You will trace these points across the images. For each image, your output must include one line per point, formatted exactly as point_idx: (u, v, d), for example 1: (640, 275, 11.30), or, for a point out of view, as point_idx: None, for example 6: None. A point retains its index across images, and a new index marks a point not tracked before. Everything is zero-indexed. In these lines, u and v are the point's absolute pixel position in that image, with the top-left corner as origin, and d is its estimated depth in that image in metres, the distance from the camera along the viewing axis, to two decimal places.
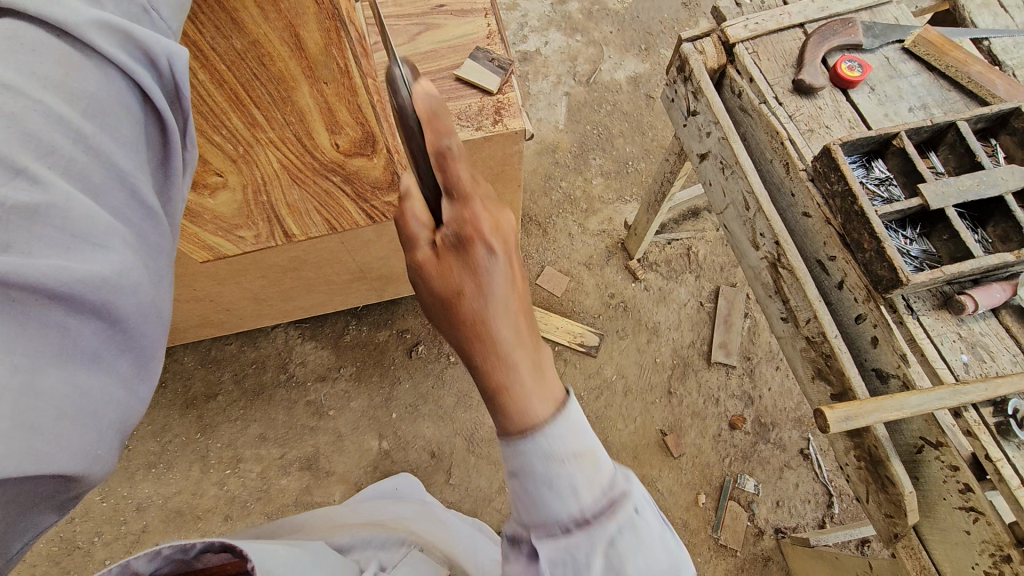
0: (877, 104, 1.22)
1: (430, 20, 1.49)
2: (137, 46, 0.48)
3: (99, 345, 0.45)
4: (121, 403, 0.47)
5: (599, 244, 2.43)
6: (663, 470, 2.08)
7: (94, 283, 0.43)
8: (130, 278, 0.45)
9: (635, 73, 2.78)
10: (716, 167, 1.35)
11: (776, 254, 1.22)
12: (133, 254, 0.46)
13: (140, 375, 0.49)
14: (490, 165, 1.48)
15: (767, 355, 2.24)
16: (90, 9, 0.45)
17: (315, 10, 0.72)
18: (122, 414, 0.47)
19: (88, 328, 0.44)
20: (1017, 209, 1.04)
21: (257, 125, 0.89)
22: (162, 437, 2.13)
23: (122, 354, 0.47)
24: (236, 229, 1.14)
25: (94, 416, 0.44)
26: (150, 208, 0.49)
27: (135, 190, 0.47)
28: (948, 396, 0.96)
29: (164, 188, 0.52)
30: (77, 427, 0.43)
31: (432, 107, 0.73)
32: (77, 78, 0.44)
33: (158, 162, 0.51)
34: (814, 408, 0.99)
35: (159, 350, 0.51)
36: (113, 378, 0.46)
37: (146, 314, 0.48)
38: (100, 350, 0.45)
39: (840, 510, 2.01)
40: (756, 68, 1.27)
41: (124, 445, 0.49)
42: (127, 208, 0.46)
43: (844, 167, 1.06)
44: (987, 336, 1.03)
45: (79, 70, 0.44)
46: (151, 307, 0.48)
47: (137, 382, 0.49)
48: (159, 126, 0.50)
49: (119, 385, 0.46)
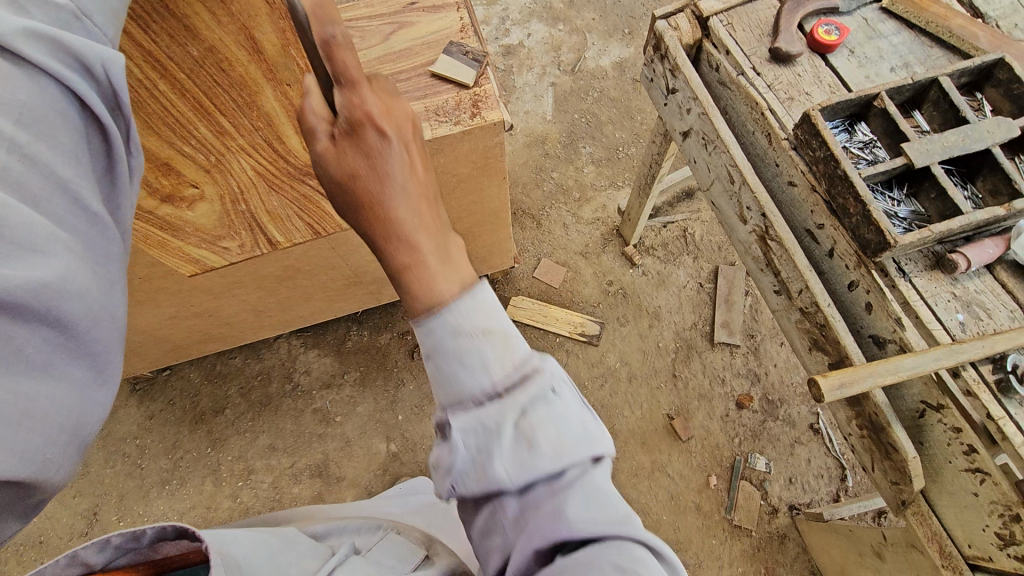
0: (857, 67, 1.20)
1: (403, 19, 1.48)
2: (69, 54, 0.52)
3: (46, 350, 0.50)
4: (75, 401, 0.52)
5: (594, 233, 2.41)
6: (673, 454, 2.07)
7: (33, 291, 0.47)
8: (73, 282, 0.50)
9: (620, 58, 2.75)
10: (699, 143, 1.33)
11: (764, 226, 1.20)
12: (76, 259, 0.51)
13: (94, 374, 0.54)
14: (472, 158, 1.47)
15: (771, 332, 2.22)
16: (18, 19, 0.49)
17: (267, 11, 0.72)
18: (79, 412, 0.53)
19: (36, 336, 0.49)
20: (1005, 161, 1.01)
21: (225, 133, 0.89)
22: (173, 454, 2.15)
23: (78, 358, 0.53)
24: (220, 240, 1.15)
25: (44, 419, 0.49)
26: (94, 214, 0.54)
27: (76, 198, 0.52)
28: (944, 356, 0.94)
29: (110, 192, 0.57)
30: (26, 431, 0.48)
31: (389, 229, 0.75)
32: (9, 86, 0.48)
33: (102, 168, 0.56)
34: (808, 378, 0.98)
35: (114, 350, 0.56)
36: (64, 385, 0.51)
37: (97, 316, 0.53)
38: (47, 355, 0.50)
39: (855, 483, 1.99)
40: (732, 40, 1.25)
41: (84, 441, 0.55)
42: (70, 215, 0.51)
43: (825, 132, 1.05)
44: (982, 293, 1.01)
45: (11, 80, 0.48)
46: (101, 312, 0.54)
47: (91, 380, 0.54)
48: (101, 132, 0.55)
49: (69, 386, 0.52)
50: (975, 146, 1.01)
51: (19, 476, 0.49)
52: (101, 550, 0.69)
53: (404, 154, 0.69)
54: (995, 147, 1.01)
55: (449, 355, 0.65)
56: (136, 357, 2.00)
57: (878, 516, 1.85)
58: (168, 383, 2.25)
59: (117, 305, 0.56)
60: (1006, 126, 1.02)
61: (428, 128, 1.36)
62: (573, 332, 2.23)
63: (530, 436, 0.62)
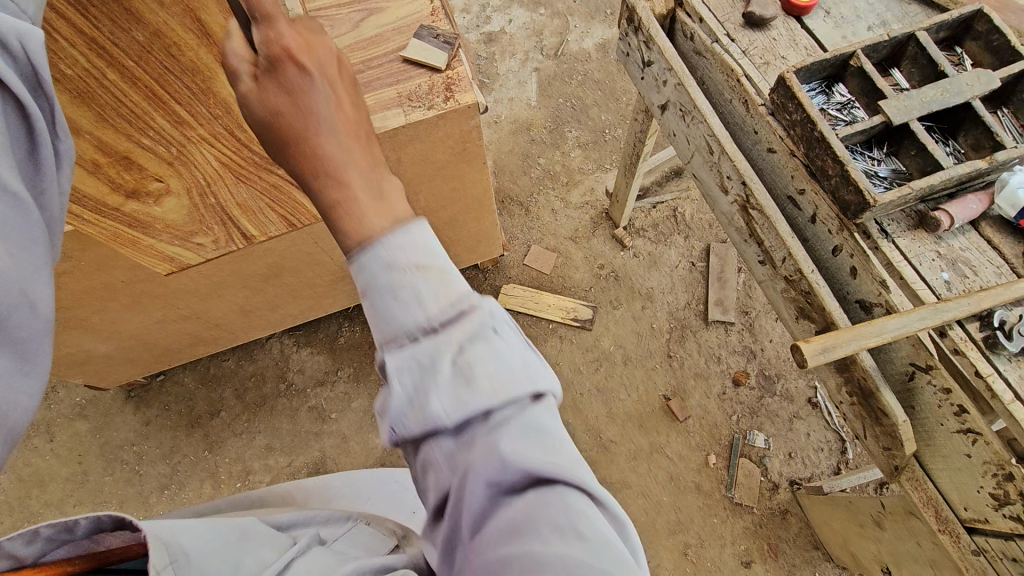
0: (834, 28, 1.17)
1: (371, 6, 1.45)
2: None
3: None
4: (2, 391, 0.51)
5: (584, 217, 2.39)
6: (671, 435, 2.05)
7: None
8: None
9: (603, 39, 2.71)
10: (677, 116, 1.31)
11: (745, 196, 1.18)
12: None
13: (21, 362, 0.53)
14: (449, 143, 1.45)
15: (766, 308, 2.19)
16: None
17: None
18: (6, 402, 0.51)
19: None
20: (986, 114, 0.98)
21: (184, 122, 0.87)
22: (170, 458, 2.15)
23: (1, 346, 0.51)
24: (193, 236, 1.13)
25: None
26: (16, 199, 0.52)
27: None
28: (929, 315, 0.92)
29: (35, 179, 0.56)
30: None
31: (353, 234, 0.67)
32: None
33: (25, 155, 0.55)
34: (790, 344, 0.95)
35: (41, 338, 0.55)
36: None
37: (18, 302, 0.52)
38: None
39: (855, 455, 1.97)
40: (705, 7, 1.22)
41: (14, 433, 0.53)
42: None
43: (800, 94, 1.02)
44: (968, 251, 0.99)
45: None
46: (24, 297, 0.52)
47: (18, 367, 0.53)
48: (21, 116, 0.54)
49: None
50: (955, 99, 0.98)
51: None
52: (30, 543, 0.68)
53: (337, 96, 0.65)
54: (975, 99, 0.99)
55: (440, 364, 0.57)
56: (127, 363, 1.99)
57: (879, 487, 1.83)
58: (162, 389, 2.24)
59: (41, 296, 0.54)
60: (987, 77, 0.99)
61: (401, 114, 1.33)
62: (565, 317, 2.22)
63: (466, 372, 0.57)
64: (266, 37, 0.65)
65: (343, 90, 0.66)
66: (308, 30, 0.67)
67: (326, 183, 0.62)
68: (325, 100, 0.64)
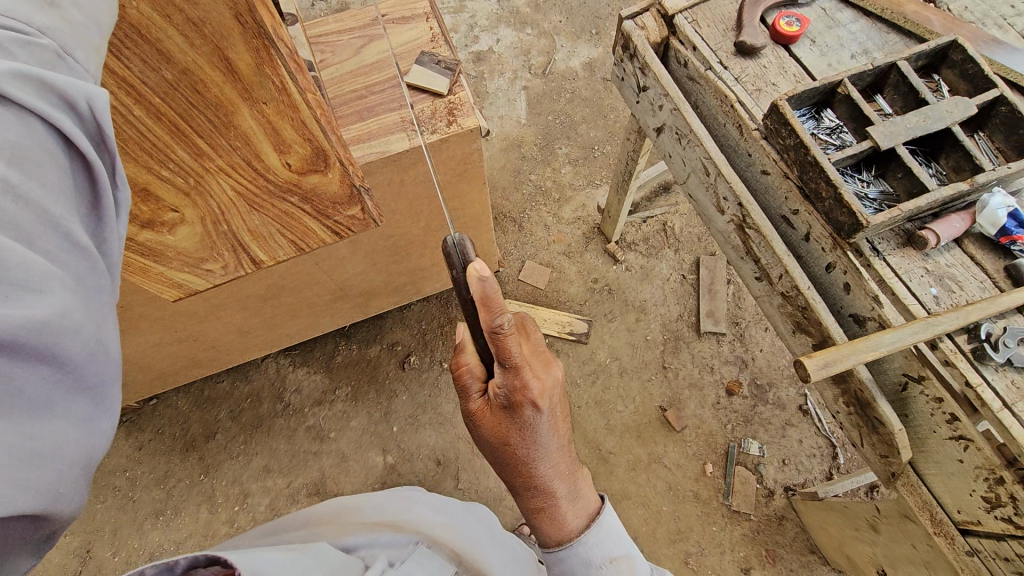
0: (819, 55, 1.24)
1: (371, 32, 1.48)
2: (56, 94, 0.52)
3: (49, 388, 0.49)
4: (81, 438, 0.52)
5: (576, 232, 2.43)
6: (668, 445, 2.09)
7: (33, 327, 0.47)
8: (71, 318, 0.50)
9: (589, 58, 2.78)
10: (673, 138, 1.36)
11: (741, 215, 1.23)
12: (70, 294, 0.51)
13: (98, 408, 0.53)
14: (451, 165, 1.48)
15: (755, 318, 2.26)
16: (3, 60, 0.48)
17: (240, 30, 0.72)
18: (85, 446, 0.52)
19: (36, 371, 0.48)
20: (965, 138, 1.05)
21: (203, 155, 0.88)
22: (166, 483, 2.12)
23: (77, 394, 0.52)
24: (203, 262, 1.13)
25: (54, 451, 0.49)
26: (84, 248, 0.53)
27: (68, 233, 0.52)
28: (922, 330, 0.97)
29: (99, 231, 0.56)
30: (38, 469, 0.47)
31: (485, 294, 0.86)
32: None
33: (88, 208, 0.55)
34: (794, 359, 1.00)
35: (113, 386, 0.55)
36: (67, 419, 0.50)
37: (93, 349, 0.52)
38: (50, 393, 0.49)
39: (846, 459, 2.03)
40: (698, 36, 1.28)
41: (88, 479, 0.54)
42: (62, 251, 0.51)
43: (793, 121, 1.08)
44: (953, 267, 1.05)
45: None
46: (98, 344, 0.53)
47: (94, 416, 0.53)
48: (85, 169, 0.55)
49: (75, 421, 0.51)
50: (937, 124, 1.04)
51: (33, 510, 0.48)
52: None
53: (550, 423, 0.98)
54: (954, 124, 1.05)
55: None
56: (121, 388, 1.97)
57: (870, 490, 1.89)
58: (156, 412, 2.22)
59: (112, 341, 0.55)
60: (963, 104, 1.06)
61: (405, 138, 1.36)
62: (561, 331, 2.25)
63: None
64: (511, 386, 0.93)
65: (557, 411, 1.00)
66: (535, 368, 0.97)
67: (523, 451, 1.01)
68: (541, 438, 0.99)
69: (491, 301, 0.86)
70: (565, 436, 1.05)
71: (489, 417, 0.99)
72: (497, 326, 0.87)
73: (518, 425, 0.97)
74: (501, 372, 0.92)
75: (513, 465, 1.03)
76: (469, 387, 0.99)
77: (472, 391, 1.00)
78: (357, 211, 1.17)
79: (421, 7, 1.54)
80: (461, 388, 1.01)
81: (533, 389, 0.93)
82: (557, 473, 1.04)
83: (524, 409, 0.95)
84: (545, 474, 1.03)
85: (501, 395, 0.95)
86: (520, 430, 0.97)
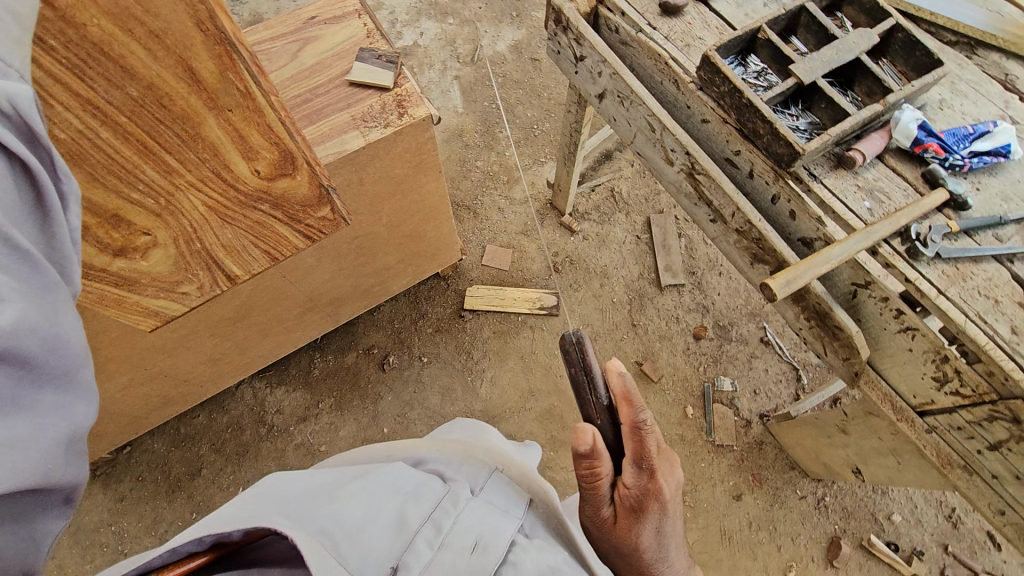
0: (736, 7, 1.34)
1: (306, 35, 1.47)
2: None
3: (16, 389, 0.55)
4: (58, 423, 0.58)
5: (530, 210, 2.50)
6: (649, 396, 2.20)
7: None
8: (25, 326, 0.53)
9: (514, 41, 2.84)
10: (616, 102, 1.43)
11: (690, 164, 1.32)
12: (24, 303, 0.53)
13: (71, 393, 0.60)
14: (407, 157, 1.50)
15: (709, 265, 2.40)
16: None
17: (202, 39, 0.72)
18: (65, 426, 0.58)
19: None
20: (873, 65, 1.18)
21: (172, 171, 0.87)
22: (156, 528, 2.04)
23: (47, 385, 0.57)
24: (178, 286, 1.09)
25: (27, 441, 0.55)
26: (33, 256, 0.54)
27: (13, 243, 0.52)
28: (863, 239, 1.09)
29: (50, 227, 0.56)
30: (12, 461, 0.54)
31: (627, 390, 1.00)
32: None
33: (32, 207, 0.54)
34: (759, 283, 1.09)
35: (85, 368, 0.61)
36: (37, 410, 0.57)
37: (53, 344, 0.56)
38: (18, 392, 0.55)
39: (809, 379, 2.20)
40: (625, 2, 1.35)
41: (79, 452, 0.61)
42: (10, 261, 0.52)
43: (724, 68, 1.17)
44: (880, 180, 1.17)
45: None
46: (60, 341, 0.57)
47: (69, 399, 0.59)
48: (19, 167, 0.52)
49: (48, 411, 0.57)
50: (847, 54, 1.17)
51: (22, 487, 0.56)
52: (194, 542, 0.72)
53: (669, 518, 1.04)
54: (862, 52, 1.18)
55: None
56: (92, 439, 1.88)
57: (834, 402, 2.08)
58: (133, 459, 2.13)
59: (77, 330, 0.59)
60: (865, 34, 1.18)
61: (359, 135, 1.37)
62: (532, 308, 2.32)
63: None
64: (645, 488, 1.00)
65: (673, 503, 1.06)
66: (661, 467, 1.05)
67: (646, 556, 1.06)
68: (662, 532, 1.04)
69: (634, 397, 1.00)
70: (678, 524, 1.10)
71: (616, 520, 1.02)
72: (640, 422, 0.99)
73: (645, 523, 1.01)
74: (633, 472, 1.00)
75: (631, 563, 1.06)
76: (598, 495, 1.01)
77: (599, 499, 1.01)
78: (330, 214, 1.15)
79: (350, 6, 1.53)
80: (586, 498, 1.03)
81: (664, 489, 1.00)
82: (670, 562, 1.09)
83: (654, 507, 1.00)
84: (660, 565, 1.08)
85: (633, 497, 1.00)
86: (646, 530, 1.01)
